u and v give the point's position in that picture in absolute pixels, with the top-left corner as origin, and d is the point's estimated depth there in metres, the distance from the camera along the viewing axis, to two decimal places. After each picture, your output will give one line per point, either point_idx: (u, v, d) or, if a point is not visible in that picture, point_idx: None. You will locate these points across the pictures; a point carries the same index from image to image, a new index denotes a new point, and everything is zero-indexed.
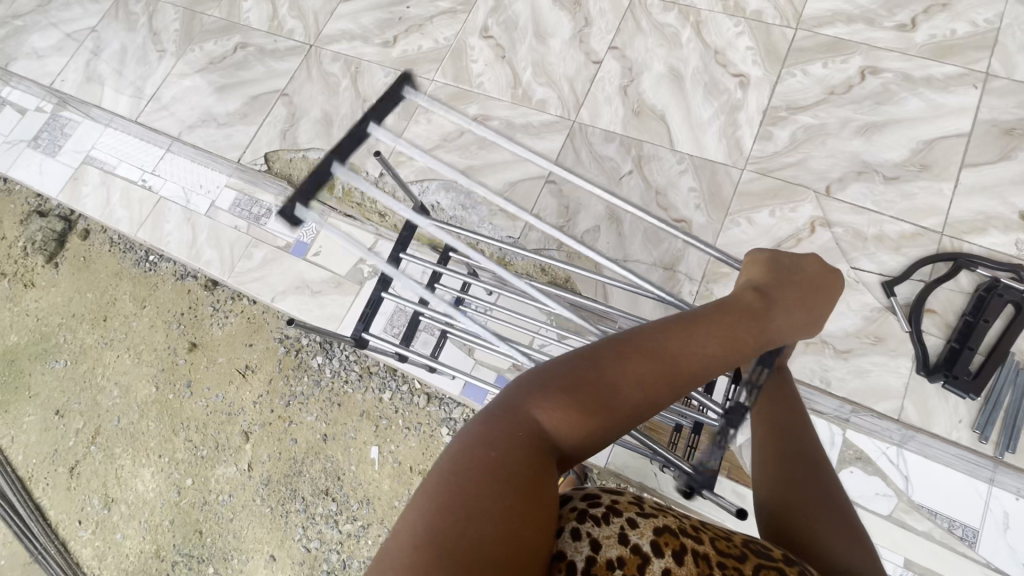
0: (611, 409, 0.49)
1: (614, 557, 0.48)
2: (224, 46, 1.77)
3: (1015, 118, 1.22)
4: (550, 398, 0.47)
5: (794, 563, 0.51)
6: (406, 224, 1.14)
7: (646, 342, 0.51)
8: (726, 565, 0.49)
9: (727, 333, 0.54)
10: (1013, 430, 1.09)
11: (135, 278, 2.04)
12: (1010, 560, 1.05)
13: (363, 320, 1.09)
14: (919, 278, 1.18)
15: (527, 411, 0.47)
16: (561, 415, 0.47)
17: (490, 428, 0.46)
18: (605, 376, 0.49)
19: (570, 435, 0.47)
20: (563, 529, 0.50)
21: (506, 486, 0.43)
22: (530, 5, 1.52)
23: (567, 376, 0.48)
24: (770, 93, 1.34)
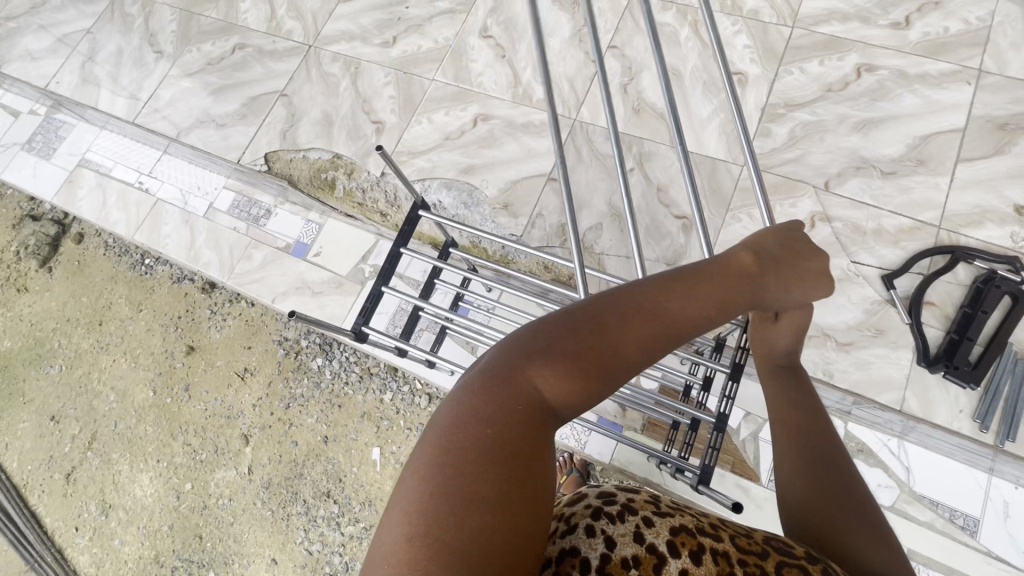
0: (612, 374, 0.45)
1: (629, 556, 0.47)
2: (222, 47, 1.76)
3: (1008, 114, 1.23)
4: (549, 363, 0.43)
5: (817, 561, 0.49)
6: (408, 219, 1.12)
7: (647, 304, 0.48)
8: (747, 562, 0.48)
9: (726, 297, 0.52)
10: (1013, 418, 1.09)
11: (131, 282, 2.03)
12: (1010, 548, 1.10)
13: (362, 314, 1.07)
14: (918, 271, 1.18)
15: (526, 379, 0.42)
16: (562, 381, 0.43)
17: (486, 399, 0.41)
18: (607, 339, 0.45)
19: (569, 402, 0.44)
20: (576, 526, 0.50)
21: (508, 463, 0.39)
22: (529, 4, 1.52)
23: (569, 342, 0.44)
24: (768, 90, 1.34)
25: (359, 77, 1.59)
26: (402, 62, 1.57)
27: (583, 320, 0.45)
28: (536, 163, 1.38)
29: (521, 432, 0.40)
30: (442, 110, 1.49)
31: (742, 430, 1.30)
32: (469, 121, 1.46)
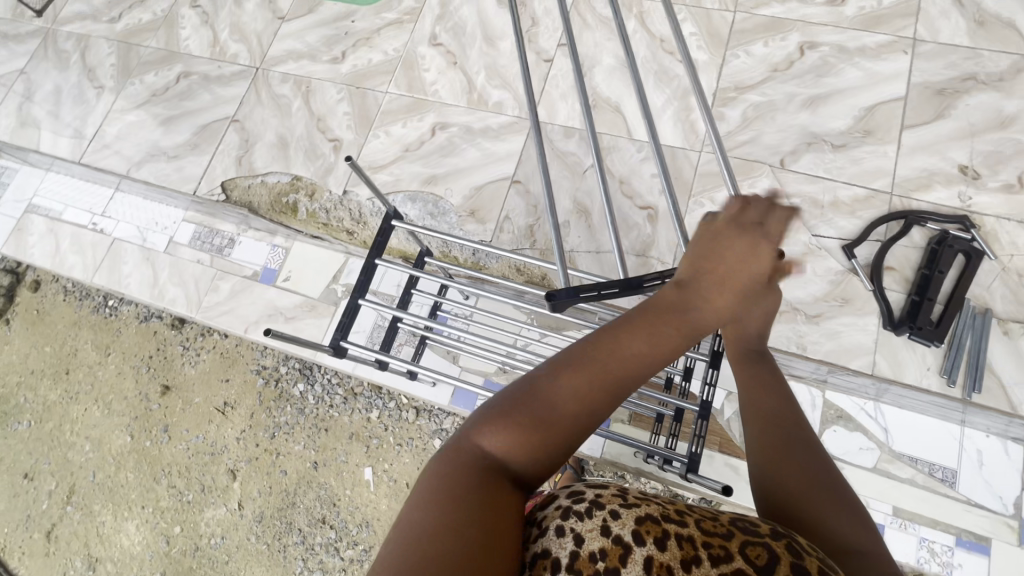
0: (556, 421, 0.52)
1: (596, 550, 0.47)
2: (166, 76, 1.71)
3: (944, 79, 1.28)
4: (493, 424, 0.52)
5: (781, 536, 0.50)
6: (382, 229, 1.09)
7: (578, 354, 0.55)
8: (711, 545, 0.48)
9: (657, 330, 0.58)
10: (977, 370, 1.13)
11: (96, 326, 1.96)
12: (988, 494, 1.15)
13: (339, 329, 1.04)
14: (876, 238, 1.21)
15: (477, 441, 0.51)
16: (507, 435, 0.51)
17: (451, 459, 0.50)
18: (546, 392, 0.53)
19: (521, 452, 0.51)
20: (547, 528, 0.51)
21: (463, 505, 0.45)
22: (476, 9, 1.52)
23: (514, 402, 0.53)
24: (717, 76, 1.37)
25: (312, 96, 1.56)
26: (354, 77, 1.55)
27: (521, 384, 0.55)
28: (499, 166, 1.38)
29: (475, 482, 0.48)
30: (399, 122, 1.48)
31: (725, 411, 1.32)
32: (427, 131, 1.45)
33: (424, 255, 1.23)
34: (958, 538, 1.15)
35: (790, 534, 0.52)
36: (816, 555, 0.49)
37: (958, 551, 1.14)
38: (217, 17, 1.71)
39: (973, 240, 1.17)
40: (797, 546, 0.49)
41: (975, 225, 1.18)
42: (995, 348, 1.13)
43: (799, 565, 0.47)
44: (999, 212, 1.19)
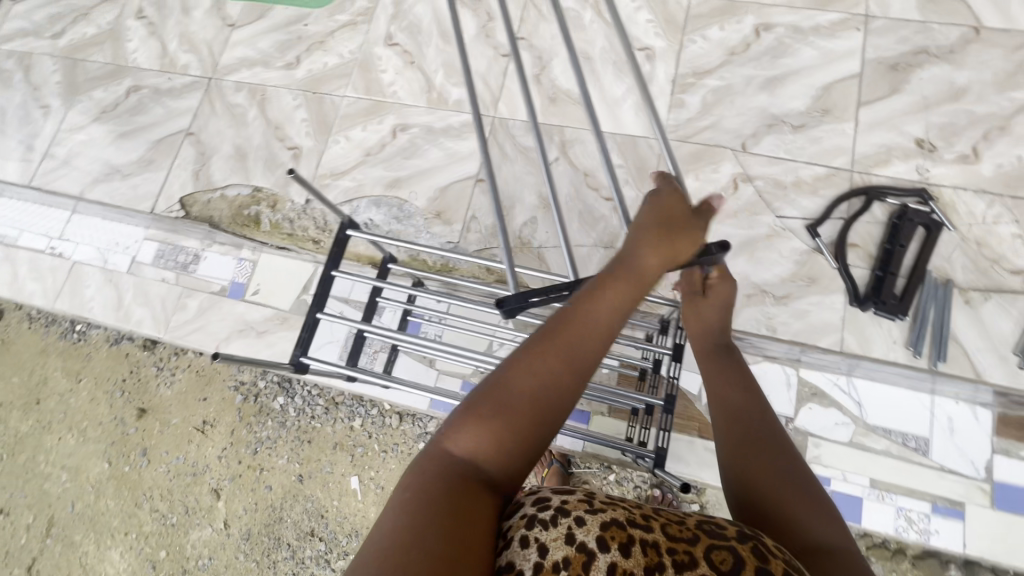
0: (522, 411, 0.56)
1: (560, 559, 0.50)
2: (115, 92, 1.65)
3: (897, 54, 1.29)
4: (463, 426, 0.56)
5: (747, 539, 0.53)
6: (337, 240, 1.07)
7: (534, 347, 0.60)
8: (676, 551, 0.52)
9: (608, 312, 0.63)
10: (942, 340, 1.14)
11: (64, 352, 1.91)
12: (959, 459, 1.20)
13: (300, 344, 1.03)
14: (839, 215, 1.23)
15: (447, 443, 0.56)
16: (474, 435, 0.55)
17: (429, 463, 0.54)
18: (511, 388, 0.57)
19: (488, 449, 0.55)
20: (513, 539, 0.52)
21: (431, 506, 0.49)
22: (431, 7, 1.49)
23: (483, 401, 0.57)
24: (675, 62, 1.37)
25: (267, 104, 1.52)
26: (310, 82, 1.51)
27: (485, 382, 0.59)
28: (462, 166, 1.37)
29: (445, 482, 0.52)
30: (359, 125, 1.45)
31: (703, 397, 1.32)
32: (388, 134, 1.42)
33: (389, 263, 1.21)
34: (935, 505, 1.19)
35: (757, 536, 0.55)
36: (782, 556, 0.52)
37: (935, 518, 1.18)
38: (165, 27, 1.66)
39: (932, 213, 1.19)
40: (762, 547, 0.52)
41: (933, 197, 1.20)
42: (957, 318, 1.15)
43: (762, 567, 0.50)
44: (956, 183, 1.21)
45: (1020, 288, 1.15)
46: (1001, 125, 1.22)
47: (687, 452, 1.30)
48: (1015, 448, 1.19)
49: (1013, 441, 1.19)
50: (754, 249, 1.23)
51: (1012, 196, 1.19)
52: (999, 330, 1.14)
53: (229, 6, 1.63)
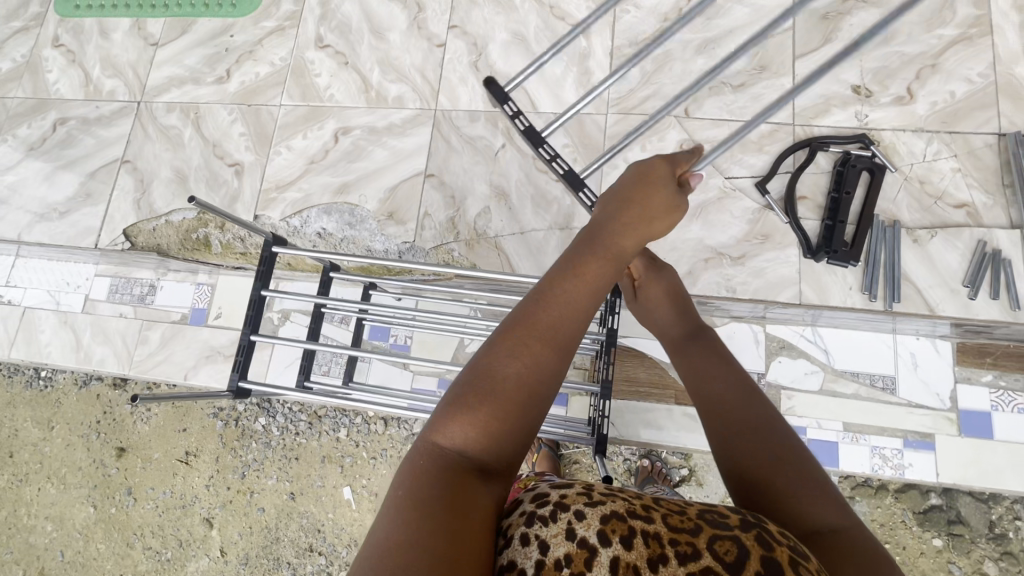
0: (510, 392, 0.50)
1: (561, 556, 0.45)
2: (41, 127, 1.58)
3: (827, 3, 1.29)
4: (454, 418, 0.49)
5: (751, 527, 0.48)
6: (265, 258, 1.05)
7: (524, 326, 0.53)
8: (677, 542, 0.46)
9: (598, 282, 0.58)
10: (894, 281, 1.16)
11: (30, 401, 1.85)
12: (924, 392, 1.24)
13: (237, 370, 1.02)
14: (786, 170, 1.24)
15: (436, 438, 0.49)
16: (470, 428, 0.49)
17: (416, 466, 0.47)
18: (499, 374, 0.50)
19: (486, 445, 0.49)
20: (512, 538, 0.48)
21: (423, 514, 0.43)
22: (358, 3, 1.45)
23: (469, 389, 0.50)
24: (611, 34, 1.35)
25: (202, 122, 1.47)
26: (244, 95, 1.46)
27: (473, 365, 0.52)
28: (410, 163, 1.34)
29: (438, 484, 0.45)
30: (299, 134, 1.41)
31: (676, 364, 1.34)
32: (330, 139, 1.39)
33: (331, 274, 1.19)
34: (906, 439, 1.23)
35: (760, 521, 0.49)
36: (787, 543, 0.47)
37: (907, 452, 1.22)
38: (84, 53, 1.58)
39: (874, 156, 1.20)
40: (767, 535, 0.47)
41: (874, 141, 1.22)
42: (906, 257, 1.18)
43: (769, 557, 0.44)
44: (894, 125, 1.22)
45: (964, 221, 1.17)
46: (933, 63, 1.23)
47: (667, 419, 1.32)
48: (976, 375, 1.23)
49: (973, 368, 1.23)
50: (707, 213, 1.24)
51: (949, 131, 1.21)
52: (949, 264, 1.16)
53: (148, 24, 1.56)
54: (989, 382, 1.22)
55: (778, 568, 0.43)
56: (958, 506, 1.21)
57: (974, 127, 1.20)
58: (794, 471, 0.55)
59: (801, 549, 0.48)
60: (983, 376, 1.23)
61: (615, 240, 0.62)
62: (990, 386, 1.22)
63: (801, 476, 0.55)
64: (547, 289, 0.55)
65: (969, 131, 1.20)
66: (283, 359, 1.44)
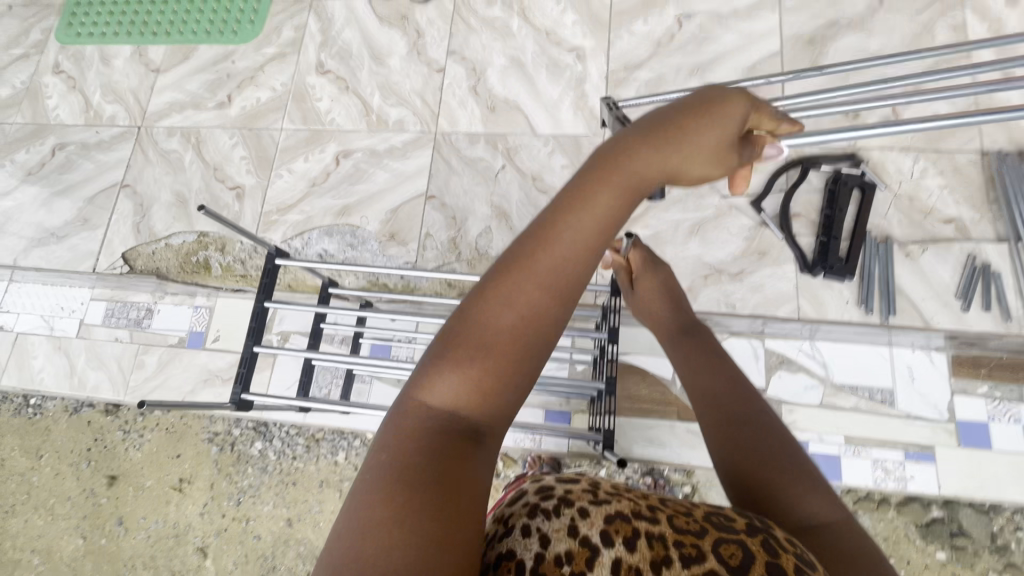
0: (499, 344, 0.47)
1: (562, 552, 0.45)
2: (39, 152, 1.57)
3: (814, 29, 1.33)
4: (438, 373, 0.47)
5: (756, 532, 0.50)
6: (268, 270, 1.03)
7: (516, 273, 0.49)
8: (682, 544, 0.47)
9: (605, 225, 0.51)
10: (890, 295, 1.15)
11: (19, 430, 1.81)
12: (922, 404, 1.26)
13: (240, 382, 0.96)
14: (779, 188, 1.24)
15: (423, 392, 0.47)
16: (457, 381, 0.47)
17: (407, 422, 0.46)
18: (490, 325, 0.48)
19: (473, 399, 0.47)
20: (513, 528, 0.48)
21: (413, 471, 0.42)
22: (359, 30, 1.48)
23: (459, 341, 0.48)
24: (606, 59, 1.38)
25: (202, 146, 1.48)
26: (244, 119, 1.47)
27: (464, 317, 0.49)
28: (410, 185, 1.35)
29: (424, 442, 0.44)
30: (300, 157, 1.42)
31: (677, 382, 1.34)
32: (331, 162, 1.40)
33: (330, 289, 1.20)
34: (907, 452, 1.24)
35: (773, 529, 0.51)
36: (794, 549, 0.48)
37: (908, 464, 1.23)
38: (85, 79, 1.59)
39: (864, 174, 1.22)
40: (773, 542, 0.49)
41: (863, 159, 1.23)
42: (900, 272, 1.17)
43: (773, 562, 0.46)
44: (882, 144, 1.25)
45: (953, 235, 1.18)
46: (916, 85, 1.27)
47: (670, 435, 1.32)
48: (971, 386, 1.25)
49: (968, 379, 1.26)
50: (704, 231, 1.24)
51: (936, 149, 1.23)
52: (941, 277, 1.16)
53: (150, 51, 1.58)
54: (985, 393, 1.25)
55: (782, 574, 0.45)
56: (959, 518, 1.21)
57: (959, 144, 1.23)
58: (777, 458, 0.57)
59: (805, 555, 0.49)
60: (978, 387, 1.25)
61: (637, 179, 0.52)
62: (986, 397, 1.24)
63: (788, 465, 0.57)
64: (541, 234, 0.50)
65: (954, 149, 1.23)
66: (282, 380, 1.43)
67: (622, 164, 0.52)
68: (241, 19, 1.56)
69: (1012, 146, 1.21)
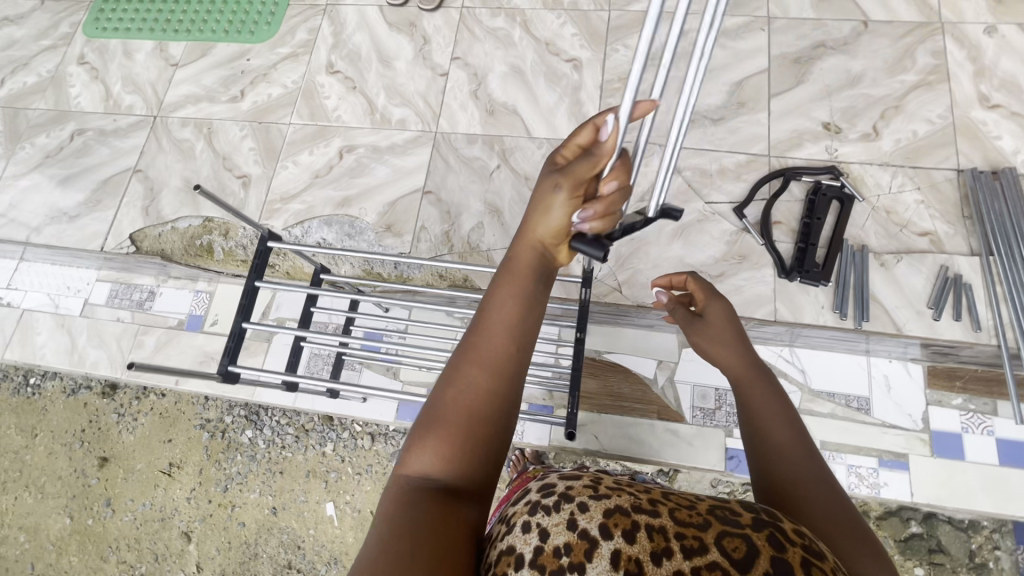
0: (470, 417, 0.54)
1: (561, 545, 0.48)
2: (59, 136, 1.64)
3: (800, 49, 1.40)
4: (418, 446, 0.53)
5: (763, 526, 0.48)
6: (260, 249, 0.98)
7: (474, 358, 0.57)
8: (684, 537, 0.47)
9: (527, 310, 0.60)
10: (864, 301, 1.19)
11: (16, 408, 1.84)
12: (897, 413, 1.28)
13: (228, 353, 0.92)
14: (761, 197, 1.29)
15: (411, 467, 0.52)
16: (437, 455, 0.52)
17: (396, 494, 0.51)
18: (458, 402, 0.54)
19: (452, 468, 0.52)
20: (514, 526, 0.52)
21: (412, 532, 0.46)
22: (369, 35, 1.56)
23: (434, 419, 0.54)
24: (601, 70, 1.45)
25: (213, 137, 1.55)
26: (255, 113, 1.54)
27: (437, 398, 0.55)
28: (408, 180, 1.41)
29: (415, 510, 0.48)
30: (305, 150, 1.48)
31: (659, 381, 1.37)
32: (334, 155, 1.46)
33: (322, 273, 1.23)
34: (881, 458, 1.26)
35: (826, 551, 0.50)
36: (801, 543, 0.47)
37: (882, 471, 1.25)
38: (107, 70, 1.67)
39: (844, 186, 1.27)
40: (779, 535, 0.47)
41: (843, 173, 1.29)
42: (874, 280, 1.21)
43: (778, 557, 0.45)
44: (861, 159, 1.30)
45: (927, 247, 1.22)
46: (896, 105, 1.33)
47: (649, 433, 1.34)
48: (946, 398, 1.28)
49: (943, 391, 1.28)
50: (688, 234, 1.28)
51: (913, 166, 1.28)
52: (915, 287, 1.20)
53: (171, 47, 1.66)
54: (959, 405, 1.27)
55: (788, 568, 0.44)
56: (938, 534, 1.26)
57: (936, 163, 1.27)
58: (830, 527, 0.57)
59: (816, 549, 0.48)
60: (952, 399, 1.27)
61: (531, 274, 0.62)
62: (960, 408, 1.27)
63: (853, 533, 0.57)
64: (487, 325, 0.59)
65: (931, 166, 1.28)
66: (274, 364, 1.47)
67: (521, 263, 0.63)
68: (258, 20, 1.64)
69: (987, 166, 1.26)
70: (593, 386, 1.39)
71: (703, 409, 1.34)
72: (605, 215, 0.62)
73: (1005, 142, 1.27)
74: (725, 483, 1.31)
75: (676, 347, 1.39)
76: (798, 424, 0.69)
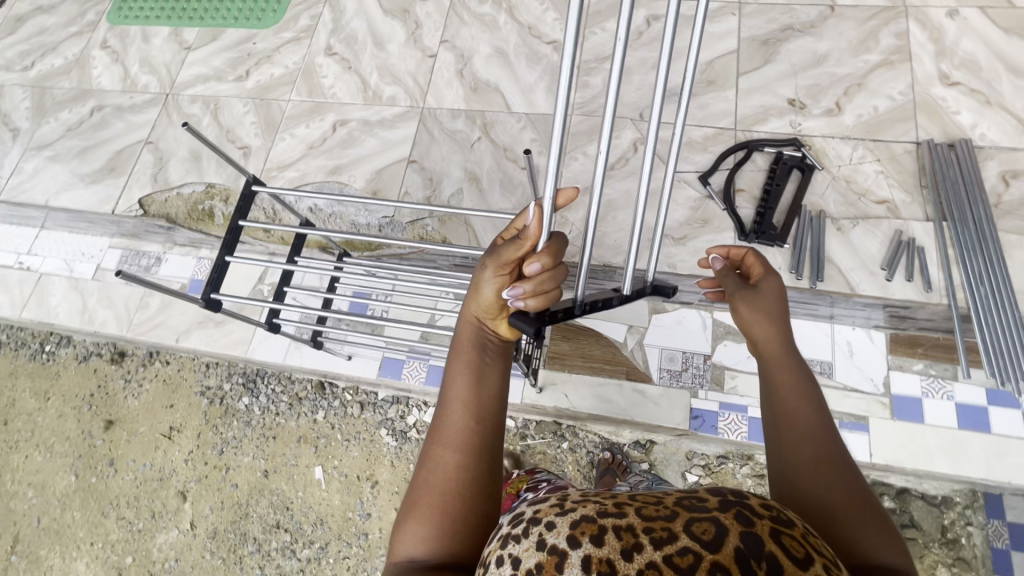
0: (445, 490, 0.60)
1: (534, 565, 0.40)
2: (80, 113, 1.78)
3: (768, 31, 1.47)
4: (405, 534, 0.60)
5: (731, 503, 0.41)
6: (246, 192, 1.08)
7: (438, 440, 0.63)
8: (653, 529, 0.39)
9: (478, 376, 0.67)
10: (819, 262, 1.25)
11: (31, 373, 1.96)
12: (860, 377, 1.27)
13: (212, 283, 1.02)
14: (726, 166, 1.36)
15: (405, 554, 0.59)
16: (422, 535, 0.59)
17: None
18: (429, 481, 0.61)
19: (438, 542, 0.58)
20: (490, 563, 0.45)
21: None
22: (365, 20, 1.67)
23: (415, 505, 0.61)
24: (579, 51, 1.54)
25: (219, 112, 1.67)
26: (258, 91, 1.66)
27: (417, 484, 0.62)
28: (395, 151, 1.50)
29: None
30: (302, 124, 1.59)
31: (629, 343, 1.43)
32: (328, 128, 1.57)
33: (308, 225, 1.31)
34: (842, 420, 1.25)
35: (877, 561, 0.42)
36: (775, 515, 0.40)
37: (844, 432, 1.24)
38: (127, 53, 1.81)
39: (805, 157, 1.33)
40: (747, 511, 0.40)
41: (805, 144, 1.35)
42: (830, 244, 1.27)
43: (750, 529, 0.38)
44: (824, 132, 1.36)
45: (884, 214, 1.28)
46: (859, 82, 1.39)
47: (618, 394, 1.39)
48: (907, 363, 1.26)
49: (904, 357, 1.27)
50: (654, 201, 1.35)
51: (874, 139, 1.34)
52: (869, 250, 1.26)
53: (185, 32, 1.80)
54: (920, 370, 1.26)
55: (760, 540, 0.37)
56: (910, 510, 1.25)
57: (896, 137, 1.33)
58: (848, 515, 0.56)
59: (782, 515, 0.41)
60: (914, 364, 1.26)
61: (478, 346, 0.70)
62: (921, 373, 1.25)
63: (872, 523, 0.57)
64: (448, 407, 0.65)
65: (890, 140, 1.33)
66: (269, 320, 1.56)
67: (468, 342, 0.70)
68: (265, 8, 1.77)
69: (945, 139, 1.31)
70: (565, 348, 1.45)
71: (670, 370, 1.39)
72: (537, 293, 0.68)
73: (963, 117, 1.32)
74: (701, 454, 1.38)
75: (646, 312, 1.44)
76: (822, 408, 0.65)
